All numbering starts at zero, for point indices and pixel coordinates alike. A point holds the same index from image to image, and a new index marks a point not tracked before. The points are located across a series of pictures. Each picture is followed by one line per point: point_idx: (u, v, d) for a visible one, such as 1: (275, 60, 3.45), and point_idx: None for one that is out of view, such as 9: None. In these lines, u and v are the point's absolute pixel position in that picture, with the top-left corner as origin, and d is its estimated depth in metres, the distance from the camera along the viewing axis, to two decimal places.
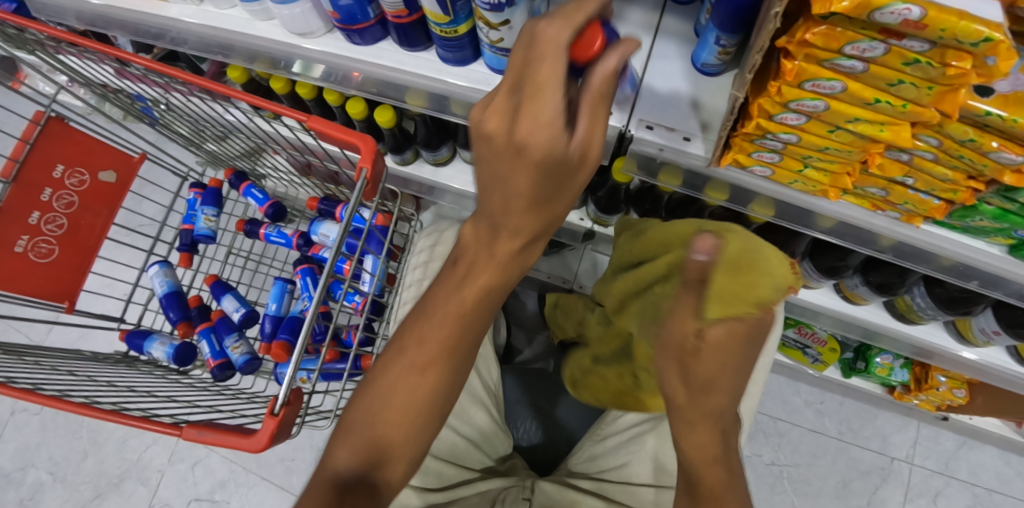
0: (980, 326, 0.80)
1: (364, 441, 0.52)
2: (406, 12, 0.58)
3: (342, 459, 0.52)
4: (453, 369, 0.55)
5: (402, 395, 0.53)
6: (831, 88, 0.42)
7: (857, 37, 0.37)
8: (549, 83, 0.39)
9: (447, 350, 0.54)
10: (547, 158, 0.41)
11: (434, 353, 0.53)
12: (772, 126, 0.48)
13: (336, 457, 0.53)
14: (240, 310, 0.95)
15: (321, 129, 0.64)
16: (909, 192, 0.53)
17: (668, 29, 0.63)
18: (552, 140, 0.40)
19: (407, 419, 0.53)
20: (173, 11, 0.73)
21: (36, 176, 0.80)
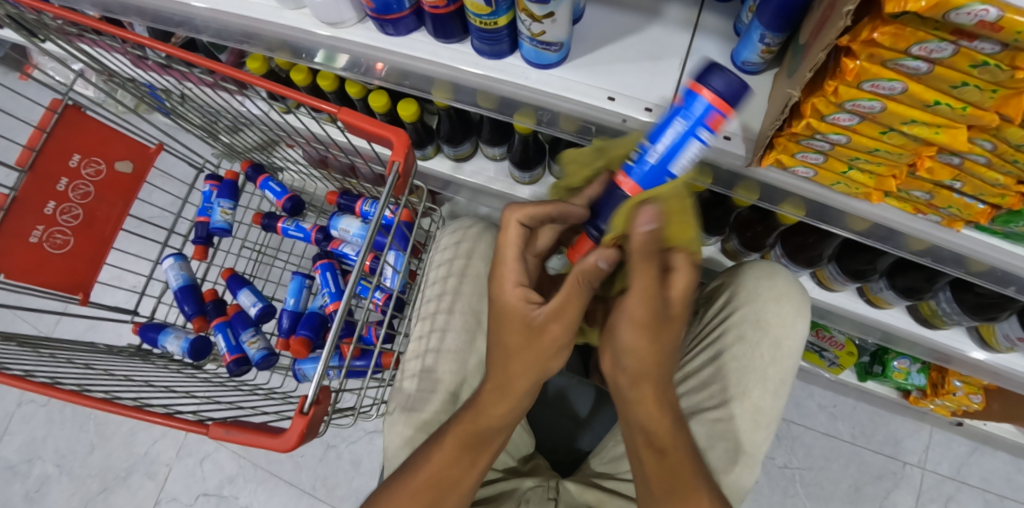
0: (1004, 333, 0.79)
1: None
2: (443, 2, 0.56)
3: None
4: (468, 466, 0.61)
5: (412, 501, 0.59)
6: (891, 89, 0.41)
7: (927, 37, 0.36)
8: (510, 259, 0.60)
9: (453, 468, 0.60)
10: (518, 309, 0.58)
11: (445, 467, 0.60)
12: (823, 126, 0.47)
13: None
14: (257, 305, 0.93)
15: (352, 122, 0.62)
16: (954, 197, 0.52)
17: (708, 27, 0.62)
18: (519, 295, 0.59)
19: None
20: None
21: (52, 166, 0.79)
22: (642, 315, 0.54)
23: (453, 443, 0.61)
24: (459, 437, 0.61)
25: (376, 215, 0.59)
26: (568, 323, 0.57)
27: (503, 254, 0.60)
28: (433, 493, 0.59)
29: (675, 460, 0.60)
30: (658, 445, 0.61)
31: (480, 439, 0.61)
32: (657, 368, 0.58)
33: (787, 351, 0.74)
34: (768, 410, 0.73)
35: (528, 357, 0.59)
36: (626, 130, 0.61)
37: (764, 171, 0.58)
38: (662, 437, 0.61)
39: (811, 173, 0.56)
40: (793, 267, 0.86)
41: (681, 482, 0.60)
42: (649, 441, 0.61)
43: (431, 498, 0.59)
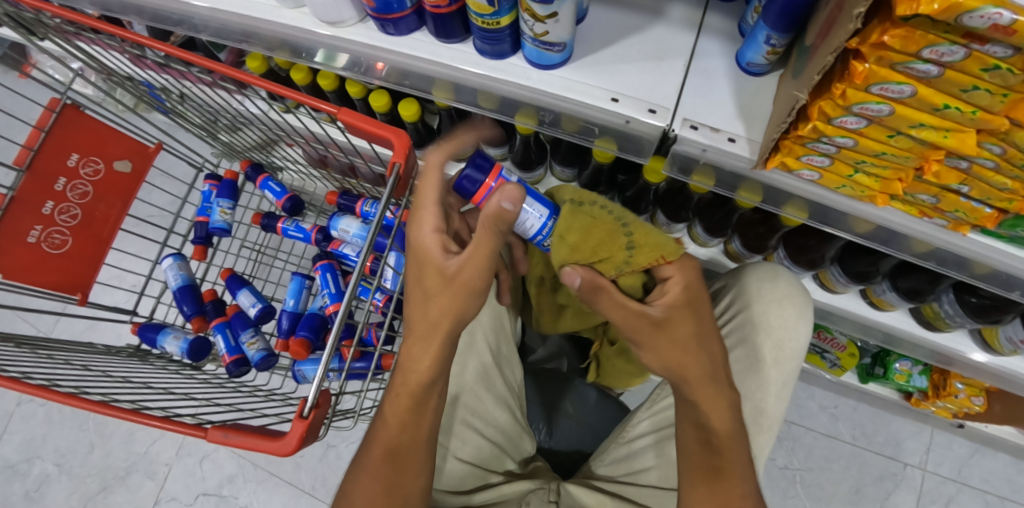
0: (1007, 335, 0.79)
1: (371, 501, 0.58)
2: (445, 2, 0.56)
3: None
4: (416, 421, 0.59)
5: (370, 478, 0.58)
6: (899, 93, 0.40)
7: (938, 40, 0.36)
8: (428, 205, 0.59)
9: (398, 433, 0.59)
10: (433, 259, 0.57)
11: (398, 432, 0.59)
12: (829, 129, 0.47)
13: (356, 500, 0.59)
14: (256, 306, 0.93)
15: (352, 123, 0.62)
16: (960, 200, 0.52)
17: (712, 27, 0.62)
18: (433, 242, 0.58)
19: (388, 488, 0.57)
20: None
21: (50, 165, 0.78)
22: (636, 332, 0.60)
23: (400, 403, 0.59)
24: (402, 401, 0.59)
25: (377, 217, 0.58)
26: (481, 264, 0.56)
27: (423, 197, 0.59)
28: (390, 463, 0.58)
29: (728, 459, 0.59)
30: (714, 445, 0.60)
31: (418, 396, 0.59)
32: (696, 361, 0.60)
33: (791, 354, 0.74)
34: (771, 412, 0.73)
35: (445, 303, 0.57)
36: (630, 131, 0.60)
37: (769, 173, 0.58)
38: (721, 434, 0.60)
39: (816, 176, 0.55)
40: (795, 269, 0.86)
41: (726, 468, 0.59)
42: (703, 436, 0.61)
43: (386, 468, 0.58)
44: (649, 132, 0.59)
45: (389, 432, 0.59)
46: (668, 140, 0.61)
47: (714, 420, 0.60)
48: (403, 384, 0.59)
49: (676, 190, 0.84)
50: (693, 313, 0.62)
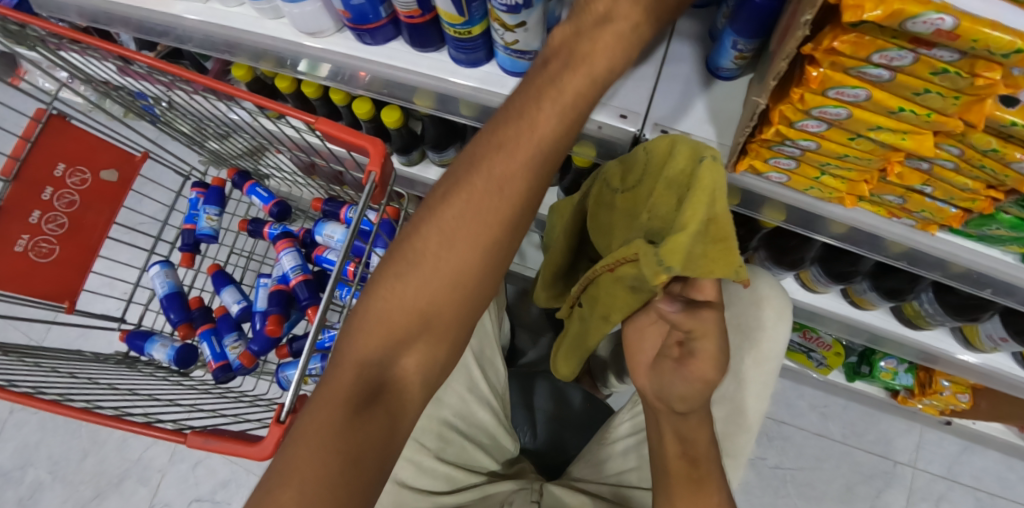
0: (987, 332, 0.79)
1: (372, 353, 0.47)
2: (418, 12, 0.57)
3: (364, 350, 0.47)
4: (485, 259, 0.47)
5: (412, 308, 0.46)
6: (855, 96, 0.42)
7: (886, 45, 0.37)
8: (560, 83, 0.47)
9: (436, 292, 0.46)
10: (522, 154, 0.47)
11: (455, 283, 0.47)
12: (792, 133, 0.47)
13: (361, 343, 0.47)
14: (240, 303, 0.95)
15: (330, 132, 0.62)
16: (926, 201, 0.52)
17: (683, 32, 0.63)
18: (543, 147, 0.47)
19: (417, 323, 0.47)
20: (174, 8, 0.72)
21: (37, 175, 0.79)
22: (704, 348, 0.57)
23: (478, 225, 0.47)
24: (472, 216, 0.47)
25: (353, 224, 0.60)
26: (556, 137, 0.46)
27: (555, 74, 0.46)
28: (440, 299, 0.47)
29: (706, 470, 0.58)
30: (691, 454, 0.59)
31: (497, 202, 0.46)
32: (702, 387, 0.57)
33: (769, 353, 0.74)
34: (751, 412, 0.73)
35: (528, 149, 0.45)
36: (603, 136, 0.62)
37: (740, 176, 0.58)
38: (697, 446, 0.60)
39: (785, 179, 0.56)
40: (777, 270, 0.87)
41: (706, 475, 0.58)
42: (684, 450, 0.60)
43: (427, 305, 0.47)
44: (621, 137, 0.60)
45: (449, 260, 0.47)
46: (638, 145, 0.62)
47: (692, 433, 0.60)
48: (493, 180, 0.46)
49: None
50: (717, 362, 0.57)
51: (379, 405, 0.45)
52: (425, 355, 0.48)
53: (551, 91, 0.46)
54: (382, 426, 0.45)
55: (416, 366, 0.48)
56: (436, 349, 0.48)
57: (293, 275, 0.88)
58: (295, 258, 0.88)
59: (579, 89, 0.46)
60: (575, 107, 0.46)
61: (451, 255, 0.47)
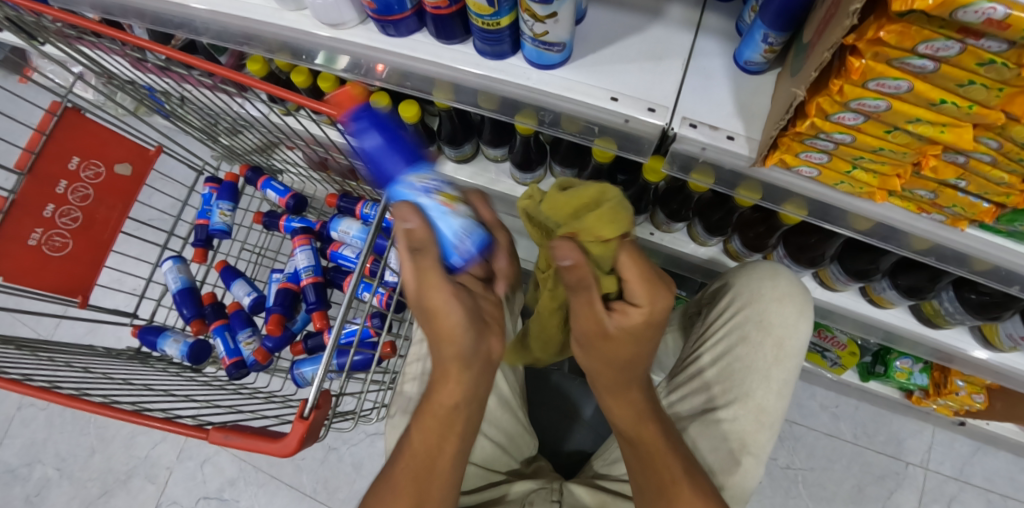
0: (1007, 332, 0.78)
1: None
2: (445, 3, 0.56)
3: None
4: (435, 447, 0.59)
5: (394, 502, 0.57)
6: (896, 88, 0.41)
7: (934, 36, 0.37)
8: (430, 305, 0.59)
9: (413, 482, 0.58)
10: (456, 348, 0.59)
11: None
12: (827, 126, 0.47)
13: None
14: (251, 295, 0.95)
15: (353, 125, 0.60)
16: (958, 196, 0.52)
17: (710, 26, 0.62)
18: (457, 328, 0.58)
19: None
20: None
21: (51, 169, 0.78)
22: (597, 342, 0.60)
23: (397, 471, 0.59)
24: (428, 423, 0.60)
25: (377, 218, 0.58)
26: (454, 320, 0.58)
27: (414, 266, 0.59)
28: (416, 486, 0.58)
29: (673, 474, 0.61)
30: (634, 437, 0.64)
31: (445, 419, 0.59)
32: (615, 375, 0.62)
33: (790, 351, 0.74)
34: (772, 409, 0.72)
35: (455, 383, 0.59)
36: (629, 130, 0.60)
37: (769, 171, 0.57)
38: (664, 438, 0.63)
39: (815, 173, 0.55)
40: (795, 267, 0.86)
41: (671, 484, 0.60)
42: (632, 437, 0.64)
43: (413, 494, 0.57)
44: (648, 131, 0.59)
45: (414, 462, 0.59)
46: (666, 139, 0.61)
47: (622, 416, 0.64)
48: (432, 405, 0.60)
49: (676, 189, 0.85)
50: (636, 340, 0.59)
51: None
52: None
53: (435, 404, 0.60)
54: None
55: None
56: None
57: (304, 276, 0.88)
58: (310, 257, 0.88)
59: (453, 400, 0.59)
60: (450, 415, 0.60)
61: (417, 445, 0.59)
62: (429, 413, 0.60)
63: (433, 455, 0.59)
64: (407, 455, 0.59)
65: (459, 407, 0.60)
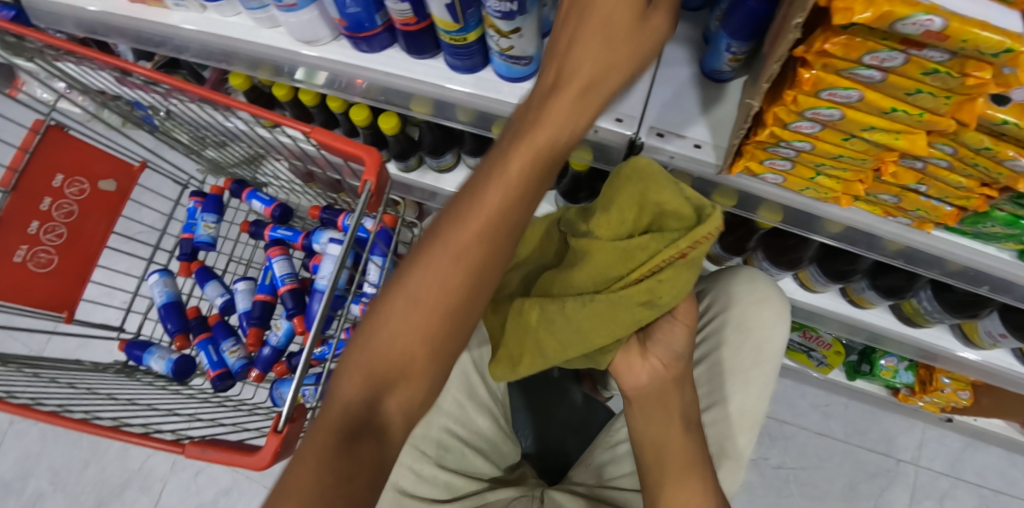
0: (986, 329, 0.79)
1: (356, 393, 0.46)
2: (414, 20, 0.57)
3: (349, 390, 0.46)
4: (466, 299, 0.47)
5: (408, 312, 0.46)
6: (848, 97, 0.42)
7: (877, 47, 0.37)
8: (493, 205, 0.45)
9: (419, 318, 0.45)
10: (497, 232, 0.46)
11: (323, 443, 0.43)
12: (786, 134, 0.48)
13: (344, 387, 0.46)
14: (223, 296, 0.96)
15: (325, 141, 0.62)
16: (920, 199, 0.53)
17: (678, 35, 0.63)
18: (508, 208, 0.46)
19: (391, 366, 0.45)
20: (178, 19, 0.71)
21: (36, 185, 0.80)
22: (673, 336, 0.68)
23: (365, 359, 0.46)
24: (460, 239, 0.46)
25: (348, 235, 0.60)
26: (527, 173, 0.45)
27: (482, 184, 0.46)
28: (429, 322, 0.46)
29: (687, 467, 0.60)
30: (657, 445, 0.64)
31: (486, 236, 0.46)
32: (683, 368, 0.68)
33: (769, 354, 0.74)
34: (752, 412, 0.72)
35: (502, 190, 0.45)
36: (599, 140, 0.61)
37: (735, 178, 0.58)
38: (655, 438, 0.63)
39: (780, 180, 0.56)
40: (775, 270, 0.86)
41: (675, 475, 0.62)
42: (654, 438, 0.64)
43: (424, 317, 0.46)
44: (616, 140, 0.60)
45: (433, 290, 0.46)
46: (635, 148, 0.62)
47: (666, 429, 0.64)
48: (472, 217, 0.45)
49: None
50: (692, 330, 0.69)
51: (366, 444, 0.44)
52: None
53: (422, 260, 0.46)
54: (370, 460, 0.43)
55: (401, 405, 0.46)
56: (417, 388, 0.46)
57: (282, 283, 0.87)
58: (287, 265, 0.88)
59: (500, 213, 0.46)
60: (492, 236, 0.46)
61: (428, 292, 0.46)
62: (467, 225, 0.46)
63: (421, 333, 0.46)
64: (376, 341, 0.46)
65: (456, 266, 0.46)
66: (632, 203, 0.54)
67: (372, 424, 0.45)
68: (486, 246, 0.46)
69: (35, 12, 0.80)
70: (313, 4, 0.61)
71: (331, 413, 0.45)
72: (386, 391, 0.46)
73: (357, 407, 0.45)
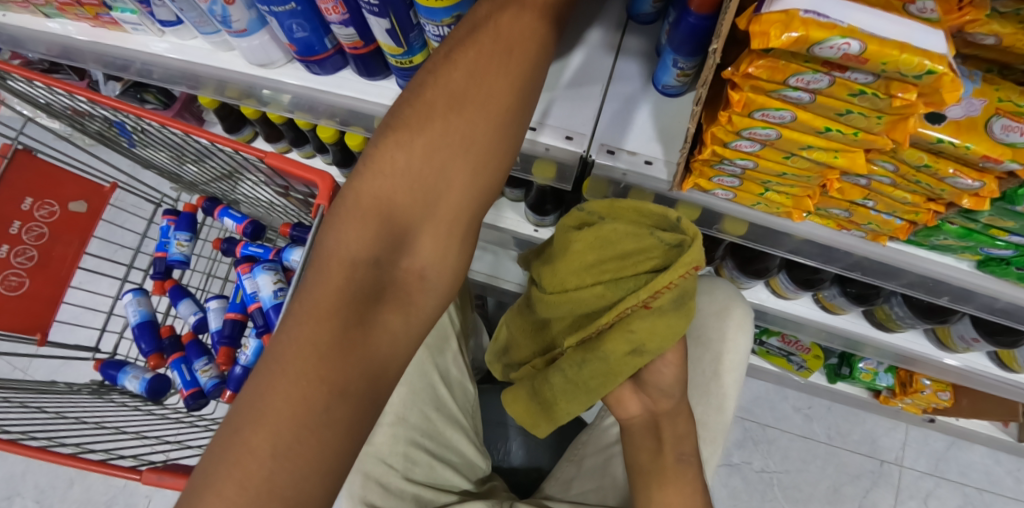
0: (959, 334, 0.79)
1: (349, 278, 0.39)
2: (361, 43, 0.57)
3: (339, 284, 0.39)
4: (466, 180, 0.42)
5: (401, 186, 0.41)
6: (781, 118, 0.42)
7: (801, 69, 0.37)
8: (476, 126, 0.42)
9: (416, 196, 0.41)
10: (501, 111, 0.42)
11: (332, 309, 0.38)
12: (728, 153, 0.47)
13: (334, 286, 0.39)
14: (196, 315, 0.96)
15: (281, 166, 0.66)
16: (871, 214, 0.52)
17: (630, 49, 0.63)
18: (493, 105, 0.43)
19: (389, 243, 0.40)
20: (159, 47, 0.71)
21: (4, 210, 0.79)
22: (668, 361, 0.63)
23: (368, 219, 0.41)
24: (450, 112, 0.42)
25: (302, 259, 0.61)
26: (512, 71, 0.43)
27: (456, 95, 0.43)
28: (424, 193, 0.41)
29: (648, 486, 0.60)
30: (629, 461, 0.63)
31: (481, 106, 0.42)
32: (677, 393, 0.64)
33: (731, 365, 0.74)
34: (714, 425, 0.73)
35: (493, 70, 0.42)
36: (551, 158, 0.61)
37: (687, 194, 0.58)
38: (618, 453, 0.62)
39: (731, 195, 0.56)
40: (743, 279, 0.86)
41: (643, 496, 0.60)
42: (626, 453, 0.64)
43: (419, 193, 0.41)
44: (568, 158, 0.60)
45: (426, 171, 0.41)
46: (588, 164, 0.61)
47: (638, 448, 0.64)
48: (464, 89, 0.42)
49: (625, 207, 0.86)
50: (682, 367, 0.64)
51: (371, 326, 0.38)
52: (243, 461, 0.34)
53: (428, 110, 0.42)
54: (378, 348, 0.38)
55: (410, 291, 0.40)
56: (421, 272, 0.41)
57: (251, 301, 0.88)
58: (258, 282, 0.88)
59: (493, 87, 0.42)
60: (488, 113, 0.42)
61: (429, 173, 0.41)
62: (458, 100, 0.42)
63: (440, 186, 0.41)
64: (360, 220, 0.41)
65: (476, 114, 0.42)
66: (590, 249, 0.55)
67: (374, 308, 0.39)
68: (509, 92, 0.43)
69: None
70: (263, 28, 0.61)
71: (331, 269, 0.39)
72: (400, 251, 0.41)
73: (363, 264, 0.40)
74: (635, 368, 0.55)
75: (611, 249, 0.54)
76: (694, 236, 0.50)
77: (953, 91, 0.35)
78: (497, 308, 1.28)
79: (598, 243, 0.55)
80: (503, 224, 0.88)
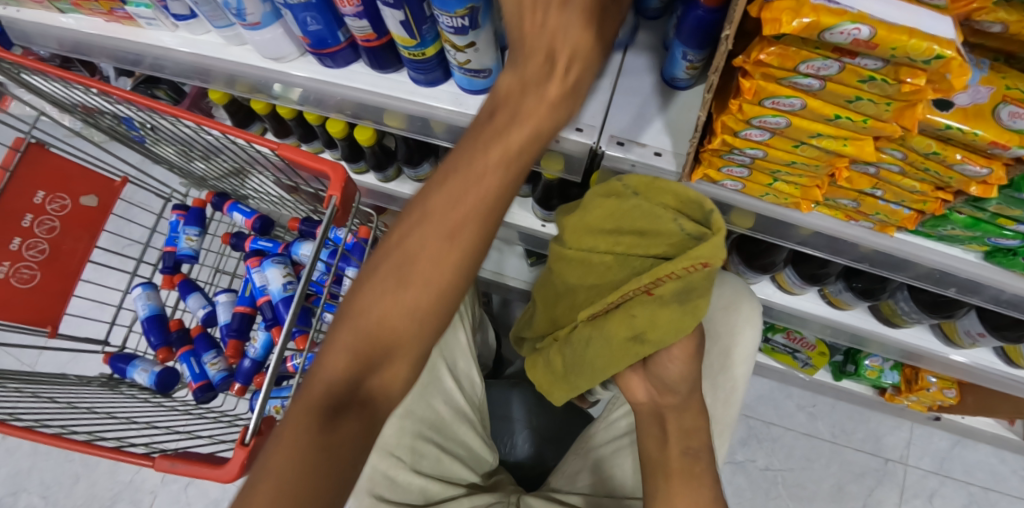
0: (966, 328, 0.78)
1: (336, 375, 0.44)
2: (374, 36, 0.58)
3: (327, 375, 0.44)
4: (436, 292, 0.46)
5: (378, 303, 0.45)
6: (791, 105, 0.42)
7: (812, 55, 0.38)
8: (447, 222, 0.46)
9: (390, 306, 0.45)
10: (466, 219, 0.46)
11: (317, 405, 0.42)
12: (738, 142, 0.48)
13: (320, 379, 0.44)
14: (205, 308, 0.96)
15: (293, 157, 0.66)
16: (879, 203, 0.53)
17: (639, 43, 0.63)
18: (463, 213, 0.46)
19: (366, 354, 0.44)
20: (172, 41, 0.72)
21: (16, 203, 0.80)
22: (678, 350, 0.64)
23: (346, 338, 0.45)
24: (422, 226, 0.46)
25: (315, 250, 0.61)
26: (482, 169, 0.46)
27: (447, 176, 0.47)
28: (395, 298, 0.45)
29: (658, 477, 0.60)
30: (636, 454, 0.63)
31: (452, 217, 0.45)
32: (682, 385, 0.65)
33: (739, 358, 0.74)
34: (722, 417, 0.73)
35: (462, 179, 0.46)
36: (562, 150, 0.60)
37: (696, 186, 0.59)
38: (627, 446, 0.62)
39: (740, 186, 0.57)
40: (750, 273, 0.86)
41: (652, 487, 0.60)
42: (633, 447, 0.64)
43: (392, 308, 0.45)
44: (578, 149, 0.59)
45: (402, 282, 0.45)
46: (598, 156, 0.61)
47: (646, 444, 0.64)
48: (435, 205, 0.46)
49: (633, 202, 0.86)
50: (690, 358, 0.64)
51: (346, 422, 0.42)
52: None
53: (398, 233, 0.46)
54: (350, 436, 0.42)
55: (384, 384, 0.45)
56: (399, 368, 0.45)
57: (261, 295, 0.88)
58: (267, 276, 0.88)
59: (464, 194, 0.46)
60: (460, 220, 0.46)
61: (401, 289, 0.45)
62: (432, 213, 0.46)
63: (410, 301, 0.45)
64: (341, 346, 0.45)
65: (434, 225, 0.45)
66: (608, 215, 0.56)
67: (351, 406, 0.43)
68: (472, 194, 0.46)
69: (14, 32, 0.81)
70: (277, 22, 0.62)
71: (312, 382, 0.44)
72: (372, 369, 0.44)
73: (339, 381, 0.44)
74: (637, 355, 0.56)
75: (624, 216, 0.55)
76: (716, 231, 0.49)
77: (962, 76, 0.35)
78: (502, 305, 1.29)
79: (616, 207, 0.56)
80: (510, 219, 0.89)
